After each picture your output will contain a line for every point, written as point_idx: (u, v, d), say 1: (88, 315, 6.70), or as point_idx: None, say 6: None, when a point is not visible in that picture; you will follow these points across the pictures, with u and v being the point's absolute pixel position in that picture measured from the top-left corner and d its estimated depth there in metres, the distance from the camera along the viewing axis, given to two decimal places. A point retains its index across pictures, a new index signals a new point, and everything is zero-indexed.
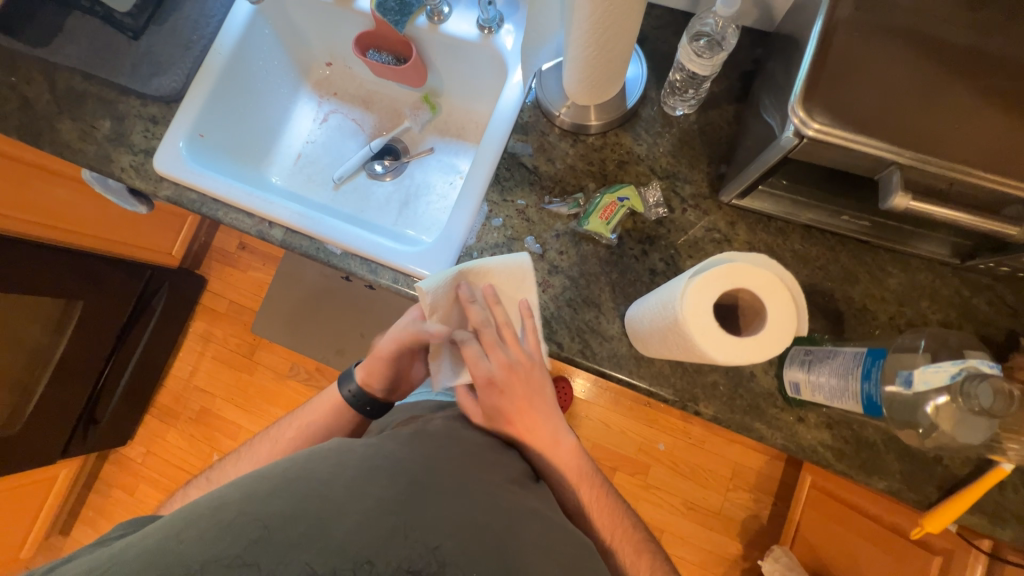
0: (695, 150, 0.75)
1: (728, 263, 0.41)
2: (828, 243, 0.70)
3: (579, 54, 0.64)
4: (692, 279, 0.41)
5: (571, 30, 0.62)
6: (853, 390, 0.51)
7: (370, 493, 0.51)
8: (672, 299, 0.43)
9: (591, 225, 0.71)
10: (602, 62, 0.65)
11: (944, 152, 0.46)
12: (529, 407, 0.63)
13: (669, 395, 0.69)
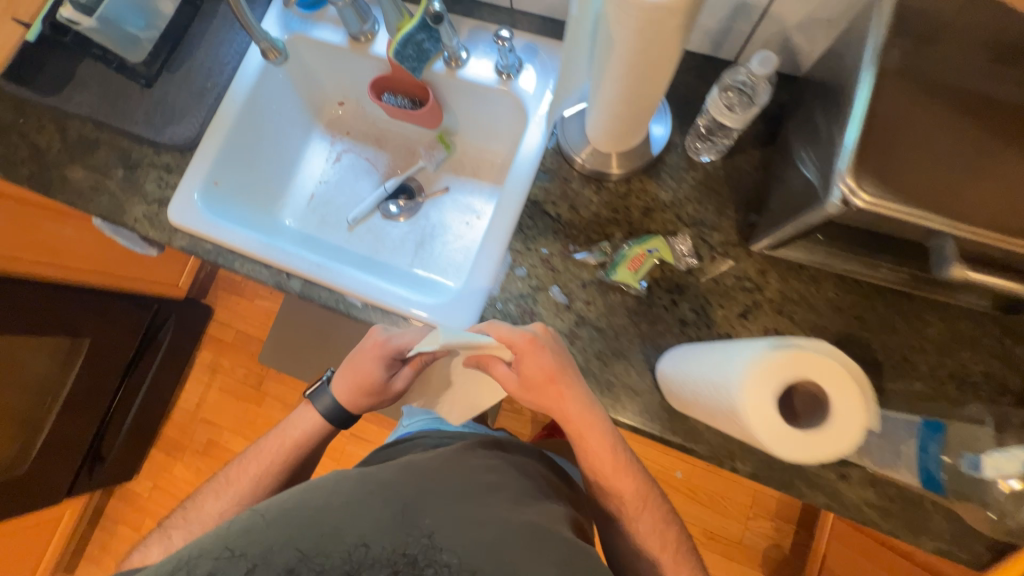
0: (722, 196, 0.74)
1: (788, 347, 0.39)
2: (862, 291, 0.68)
3: (610, 107, 0.63)
4: (749, 363, 0.39)
5: (603, 86, 0.60)
6: (911, 459, 0.59)
7: (370, 513, 0.52)
8: (725, 381, 0.41)
9: (619, 276, 0.70)
10: (630, 115, 0.64)
11: (1001, 221, 0.44)
12: (557, 377, 0.63)
13: (705, 452, 0.67)
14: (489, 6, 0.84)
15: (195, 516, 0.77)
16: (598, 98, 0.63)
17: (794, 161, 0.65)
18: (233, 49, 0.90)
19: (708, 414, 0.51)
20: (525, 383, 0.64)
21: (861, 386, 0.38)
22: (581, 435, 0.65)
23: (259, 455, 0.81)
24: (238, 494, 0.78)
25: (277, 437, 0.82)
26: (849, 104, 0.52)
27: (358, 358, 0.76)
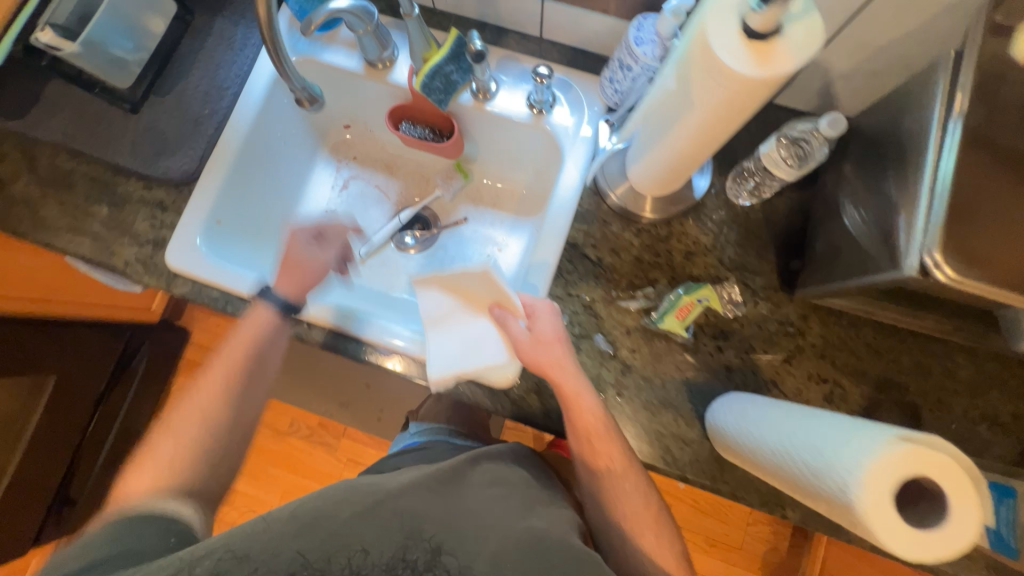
0: (763, 240, 0.73)
1: (911, 439, 0.38)
2: (899, 335, 0.70)
3: (670, 162, 0.60)
4: (871, 449, 0.38)
5: (665, 139, 0.57)
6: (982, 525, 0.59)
7: (376, 526, 0.60)
8: (836, 461, 0.40)
9: (666, 323, 0.69)
10: (679, 169, 0.62)
11: None
12: (558, 342, 0.65)
13: (756, 502, 0.67)
14: (517, 34, 0.81)
15: (173, 453, 0.70)
16: (656, 155, 0.61)
17: (839, 214, 0.65)
18: (233, 72, 0.82)
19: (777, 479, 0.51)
20: (532, 340, 0.66)
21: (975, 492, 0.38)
22: (576, 393, 0.64)
23: (224, 361, 0.74)
24: (219, 420, 0.73)
25: (234, 347, 0.75)
26: (915, 169, 0.52)
27: (289, 265, 0.77)
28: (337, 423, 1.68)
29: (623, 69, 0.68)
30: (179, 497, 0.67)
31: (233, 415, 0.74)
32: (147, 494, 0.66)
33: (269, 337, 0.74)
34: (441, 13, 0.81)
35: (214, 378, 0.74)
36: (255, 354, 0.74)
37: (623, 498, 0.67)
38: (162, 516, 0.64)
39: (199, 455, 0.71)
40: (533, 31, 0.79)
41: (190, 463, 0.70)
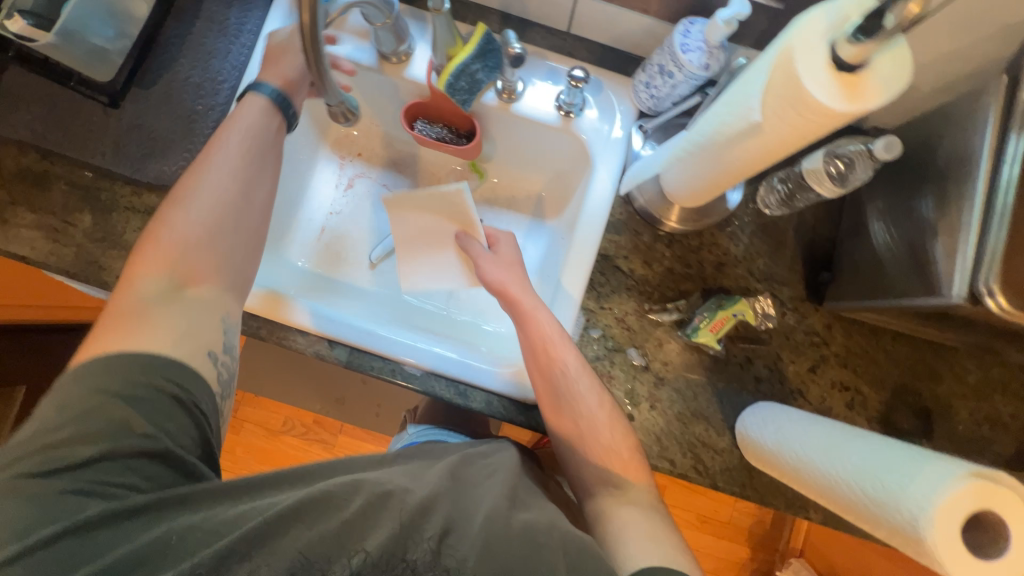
0: (791, 251, 0.73)
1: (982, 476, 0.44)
2: (915, 342, 0.72)
3: (711, 176, 0.55)
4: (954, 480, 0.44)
5: (718, 156, 0.52)
6: None
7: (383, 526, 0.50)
8: (914, 487, 0.45)
9: (700, 337, 0.69)
10: (718, 187, 0.58)
11: None
12: (517, 267, 0.73)
13: (781, 506, 0.70)
14: (542, 29, 0.76)
15: (177, 239, 0.60)
16: (697, 165, 0.56)
17: (868, 232, 0.66)
18: (227, 61, 0.73)
19: (817, 496, 0.57)
20: (501, 262, 0.73)
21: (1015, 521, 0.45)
22: (532, 308, 0.68)
23: (218, 160, 0.64)
24: (227, 266, 0.63)
25: (235, 151, 0.65)
26: (960, 194, 0.53)
27: (276, 47, 0.70)
28: (332, 421, 1.62)
29: (663, 73, 0.65)
30: (174, 337, 0.57)
31: (240, 197, 0.64)
32: (156, 289, 0.58)
33: (265, 134, 0.67)
34: (461, 2, 0.75)
35: (214, 188, 0.63)
36: (254, 146, 0.66)
37: (579, 396, 0.65)
38: (151, 368, 0.54)
39: (205, 274, 0.61)
40: (560, 25, 0.75)
41: (188, 258, 0.60)
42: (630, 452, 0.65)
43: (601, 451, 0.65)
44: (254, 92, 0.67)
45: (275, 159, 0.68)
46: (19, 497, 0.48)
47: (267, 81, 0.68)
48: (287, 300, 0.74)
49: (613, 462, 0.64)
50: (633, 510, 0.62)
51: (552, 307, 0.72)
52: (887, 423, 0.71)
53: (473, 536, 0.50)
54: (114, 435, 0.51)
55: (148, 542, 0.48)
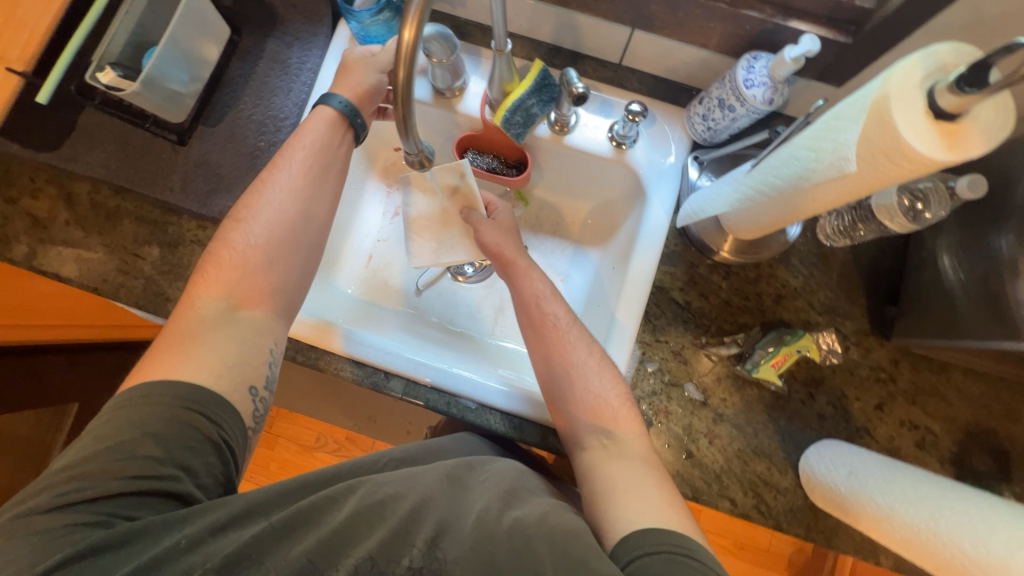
0: (853, 283, 0.72)
1: None
2: (989, 381, 0.69)
3: (779, 215, 0.56)
4: None
5: (794, 195, 0.51)
6: None
7: (369, 534, 0.47)
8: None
9: (761, 373, 0.67)
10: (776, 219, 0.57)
11: None
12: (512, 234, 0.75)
13: (850, 550, 0.67)
14: (594, 60, 0.76)
15: (237, 258, 0.62)
16: (768, 206, 0.56)
17: (935, 265, 0.64)
18: (287, 97, 0.76)
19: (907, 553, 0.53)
20: (498, 226, 0.75)
21: None
22: (521, 271, 0.71)
23: (278, 184, 0.66)
24: (278, 286, 0.64)
25: (299, 168, 0.67)
26: None
27: (352, 60, 0.71)
28: (365, 438, 1.61)
29: (723, 107, 0.65)
30: (222, 371, 0.56)
31: (298, 217, 0.66)
32: (216, 309, 0.60)
33: (329, 150, 0.68)
34: (512, 37, 0.77)
35: (275, 208, 0.65)
36: (316, 161, 0.67)
37: (570, 347, 0.65)
38: (175, 395, 0.53)
39: (257, 291, 0.62)
40: (611, 57, 0.75)
41: (245, 277, 0.62)
42: (622, 405, 0.63)
43: (590, 401, 0.62)
44: (325, 103, 0.69)
45: (336, 177, 0.70)
46: (28, 533, 0.45)
47: (338, 93, 0.69)
48: (337, 329, 0.75)
49: (602, 415, 0.62)
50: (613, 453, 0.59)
51: (607, 343, 0.70)
52: (962, 465, 0.68)
53: (481, 546, 0.47)
54: (134, 467, 0.49)
55: (147, 560, 0.45)
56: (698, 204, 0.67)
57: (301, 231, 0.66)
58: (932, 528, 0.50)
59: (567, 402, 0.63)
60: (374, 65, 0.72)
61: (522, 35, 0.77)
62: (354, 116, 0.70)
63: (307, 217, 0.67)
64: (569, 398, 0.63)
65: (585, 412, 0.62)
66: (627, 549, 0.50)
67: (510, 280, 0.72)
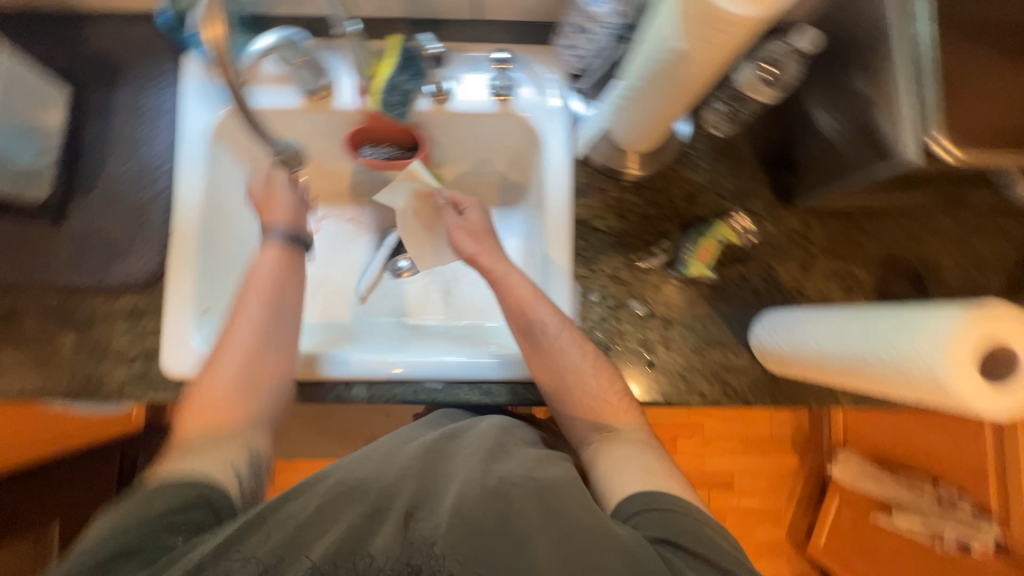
0: (750, 164, 0.76)
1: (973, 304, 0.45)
2: (888, 215, 0.75)
3: (652, 113, 0.58)
4: (950, 317, 0.44)
5: (655, 90, 0.54)
6: None
7: (343, 517, 0.48)
8: (916, 344, 0.47)
9: (693, 269, 0.71)
10: (655, 121, 0.60)
11: None
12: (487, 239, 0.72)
13: (814, 401, 0.72)
14: (454, 22, 0.76)
15: (210, 390, 0.60)
16: (642, 109, 0.58)
17: (815, 123, 0.68)
18: (158, 144, 0.73)
19: (850, 381, 0.57)
20: (465, 232, 0.72)
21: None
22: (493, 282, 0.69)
23: (242, 316, 0.64)
24: (256, 408, 0.61)
25: (256, 309, 0.64)
26: (881, 61, 0.55)
27: (265, 196, 0.69)
28: None
29: (585, 32, 0.68)
30: (203, 456, 0.55)
31: (265, 345, 0.63)
32: (195, 432, 0.58)
33: (283, 279, 0.66)
34: (367, 21, 0.76)
35: (242, 339, 0.63)
36: (277, 305, 0.65)
37: (563, 353, 0.64)
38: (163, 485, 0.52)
39: (232, 423, 0.59)
40: (469, 14, 0.75)
41: (222, 407, 0.60)
42: (621, 400, 0.64)
43: (591, 403, 0.64)
44: (268, 242, 0.67)
45: (298, 299, 0.67)
46: None
47: (274, 228, 0.67)
48: None
49: (605, 411, 0.63)
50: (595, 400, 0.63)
51: (548, 286, 0.73)
52: (885, 294, 0.74)
53: (462, 502, 0.48)
54: (106, 534, 0.48)
55: None
56: (591, 130, 0.72)
57: (268, 357, 0.63)
58: (849, 346, 0.55)
59: (552, 380, 0.64)
60: (285, 182, 0.70)
61: (376, 17, 0.76)
62: (296, 242, 0.68)
63: (274, 342, 0.64)
64: (530, 353, 0.66)
65: (540, 356, 0.65)
66: (630, 509, 0.54)
67: (488, 281, 0.69)
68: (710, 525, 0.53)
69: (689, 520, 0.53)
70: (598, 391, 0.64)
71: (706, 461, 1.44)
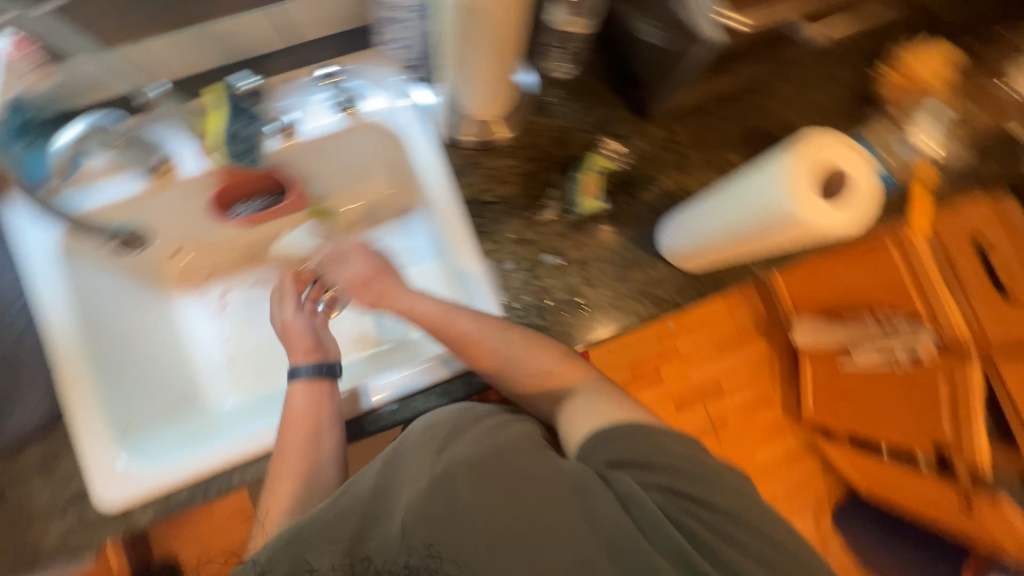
0: (600, 93, 0.80)
1: (799, 147, 0.50)
2: (734, 97, 0.81)
3: (478, 59, 0.60)
4: (784, 166, 0.50)
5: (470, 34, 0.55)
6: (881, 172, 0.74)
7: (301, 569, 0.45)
8: (770, 199, 0.52)
9: (586, 207, 0.75)
10: (486, 67, 0.62)
11: None
12: (379, 277, 0.74)
13: (735, 283, 0.77)
14: (273, 55, 0.75)
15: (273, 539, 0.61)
16: (469, 56, 0.60)
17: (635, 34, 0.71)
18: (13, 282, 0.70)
19: (747, 249, 0.62)
20: (355, 284, 0.74)
21: (847, 145, 0.51)
22: (413, 298, 0.70)
23: (286, 463, 0.63)
24: None
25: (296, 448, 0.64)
26: None
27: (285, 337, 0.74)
28: None
29: (398, 23, 0.69)
30: None
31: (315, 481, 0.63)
32: None
33: (316, 417, 0.66)
34: (185, 82, 0.73)
35: (294, 484, 0.63)
36: (315, 434, 0.64)
37: (497, 350, 0.63)
38: None
39: None
40: (283, 42, 0.74)
41: None
42: (561, 364, 0.64)
43: (534, 377, 0.63)
44: (295, 379, 0.68)
45: (339, 434, 0.66)
46: None
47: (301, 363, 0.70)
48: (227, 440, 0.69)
49: (548, 381, 0.63)
50: (538, 358, 0.63)
51: (472, 297, 0.73)
52: None
53: (425, 502, 0.48)
54: None
55: None
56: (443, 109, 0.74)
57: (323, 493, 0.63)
58: (729, 223, 0.60)
59: (493, 358, 0.63)
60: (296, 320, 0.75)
61: (191, 75, 0.73)
62: (320, 368, 0.70)
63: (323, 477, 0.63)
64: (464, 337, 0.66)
65: (471, 341, 0.64)
66: (584, 449, 0.55)
67: (401, 304, 0.71)
68: (664, 443, 0.53)
69: (640, 445, 0.53)
70: (533, 351, 0.63)
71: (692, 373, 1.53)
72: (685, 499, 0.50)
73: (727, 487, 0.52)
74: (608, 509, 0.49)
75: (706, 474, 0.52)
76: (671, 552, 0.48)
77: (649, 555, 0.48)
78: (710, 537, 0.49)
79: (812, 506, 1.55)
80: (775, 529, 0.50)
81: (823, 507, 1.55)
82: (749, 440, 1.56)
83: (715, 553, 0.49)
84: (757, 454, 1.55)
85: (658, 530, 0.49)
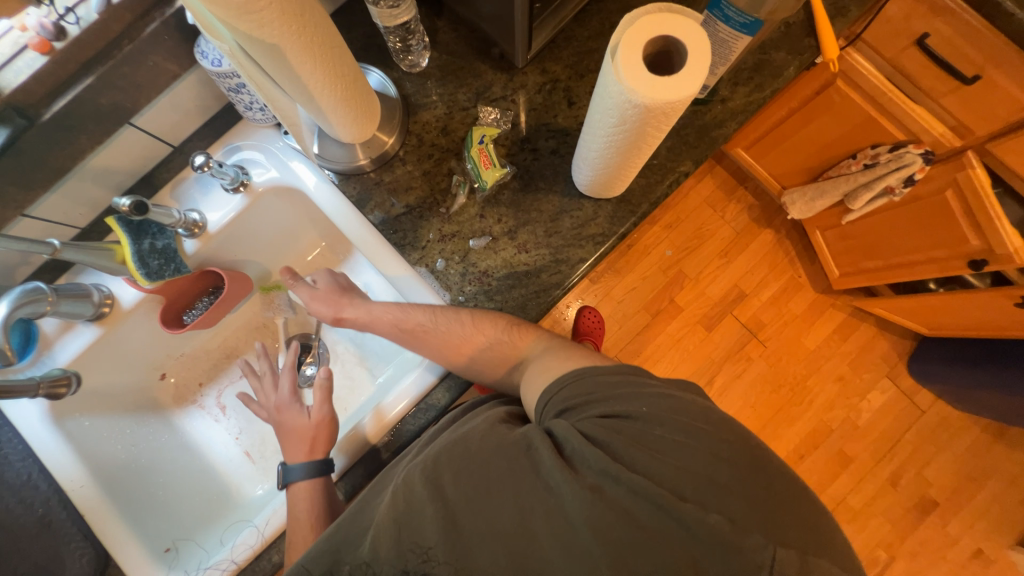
0: (465, 67, 0.79)
1: (624, 32, 0.45)
2: (593, 11, 0.78)
3: (310, 82, 0.57)
4: (615, 59, 0.45)
5: (286, 60, 0.52)
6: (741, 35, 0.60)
7: None
8: (618, 99, 0.47)
9: (490, 180, 0.73)
10: (326, 84, 0.59)
11: None
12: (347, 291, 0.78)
13: (665, 191, 0.74)
14: (161, 165, 0.79)
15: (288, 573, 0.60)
16: (299, 84, 0.57)
17: None
18: (16, 462, 0.73)
19: (642, 155, 0.57)
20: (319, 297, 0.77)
21: (675, 9, 0.46)
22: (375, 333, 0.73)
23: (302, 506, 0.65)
24: None
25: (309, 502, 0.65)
26: None
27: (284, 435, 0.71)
28: None
29: (243, 90, 0.69)
30: None
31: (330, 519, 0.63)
32: None
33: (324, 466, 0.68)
34: (97, 223, 0.78)
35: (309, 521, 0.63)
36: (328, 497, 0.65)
37: (453, 347, 0.65)
38: None
39: None
40: (163, 150, 0.78)
41: None
42: (509, 331, 0.64)
43: (492, 348, 0.64)
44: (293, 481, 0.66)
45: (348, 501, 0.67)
46: None
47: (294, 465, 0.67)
48: (252, 526, 0.72)
49: (503, 350, 0.64)
50: (483, 327, 0.64)
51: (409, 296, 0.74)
52: None
53: (398, 518, 0.47)
54: None
55: None
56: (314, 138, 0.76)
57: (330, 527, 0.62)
58: (606, 139, 0.55)
59: (449, 353, 0.65)
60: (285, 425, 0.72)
61: (99, 215, 0.78)
62: (316, 466, 0.67)
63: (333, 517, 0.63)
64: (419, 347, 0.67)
65: (425, 345, 0.67)
66: (538, 409, 0.55)
67: (361, 326, 0.75)
68: (601, 375, 0.53)
69: (579, 385, 0.53)
70: (481, 328, 0.64)
71: (705, 289, 1.49)
72: (620, 424, 0.48)
73: (665, 402, 0.49)
74: (547, 452, 0.47)
75: (644, 396, 0.50)
76: (607, 479, 0.45)
77: (581, 484, 0.45)
78: (652, 458, 0.45)
79: (882, 369, 1.46)
80: (724, 429, 0.48)
81: (896, 364, 1.47)
82: (792, 329, 1.49)
83: (652, 467, 0.45)
84: (806, 340, 1.48)
85: (588, 456, 0.46)
